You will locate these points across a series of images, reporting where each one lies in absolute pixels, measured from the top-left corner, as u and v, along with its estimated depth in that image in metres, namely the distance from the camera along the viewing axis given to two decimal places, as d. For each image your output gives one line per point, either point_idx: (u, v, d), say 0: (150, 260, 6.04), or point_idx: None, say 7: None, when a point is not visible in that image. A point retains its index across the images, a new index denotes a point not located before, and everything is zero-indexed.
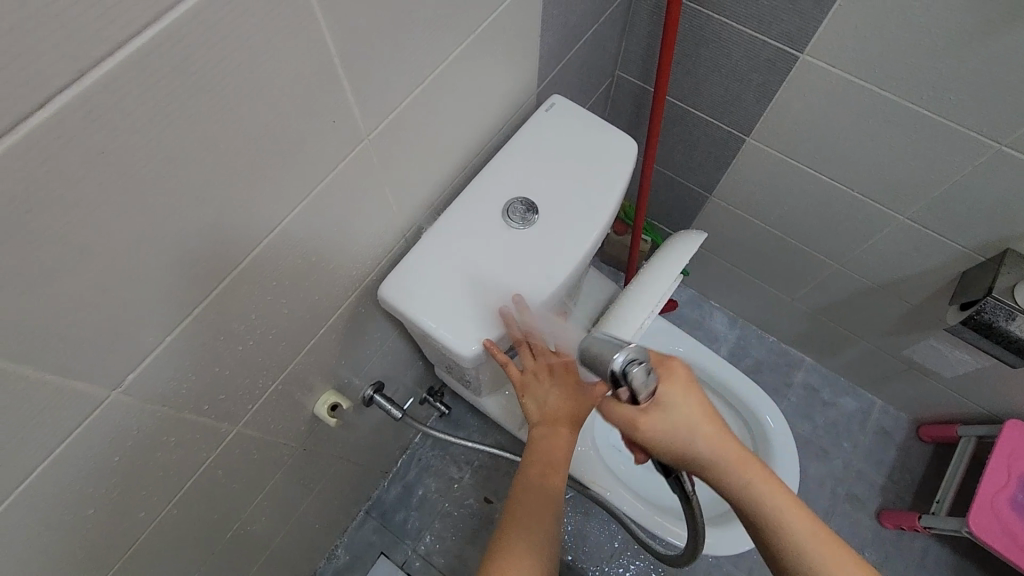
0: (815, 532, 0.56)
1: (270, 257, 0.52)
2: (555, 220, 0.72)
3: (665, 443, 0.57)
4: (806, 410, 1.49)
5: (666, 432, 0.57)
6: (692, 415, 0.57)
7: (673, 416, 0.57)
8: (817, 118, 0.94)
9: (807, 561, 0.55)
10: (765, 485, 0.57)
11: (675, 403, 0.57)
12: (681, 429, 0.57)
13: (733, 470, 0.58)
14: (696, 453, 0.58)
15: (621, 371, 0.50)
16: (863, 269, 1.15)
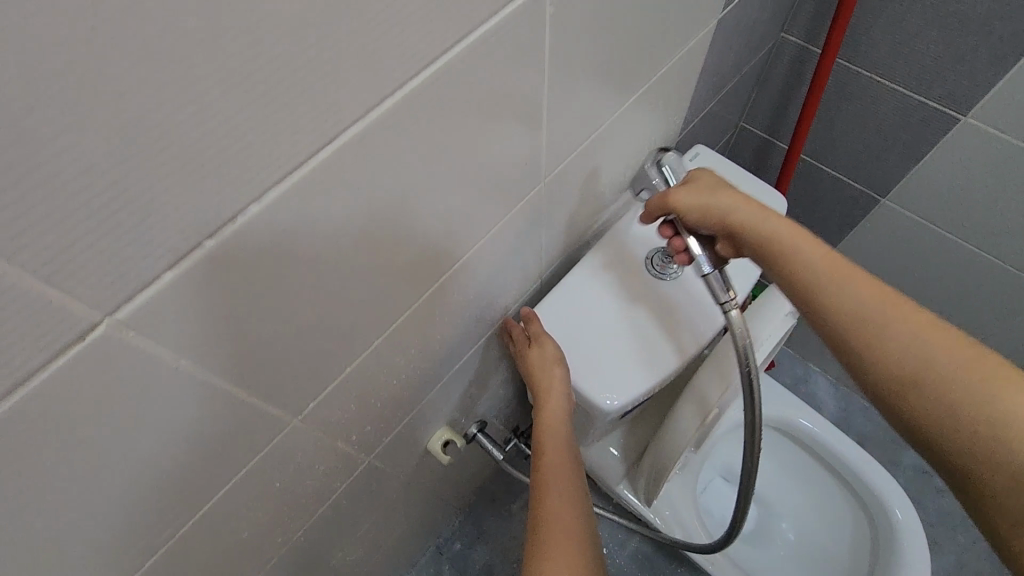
0: (903, 309, 0.46)
1: (442, 293, 0.52)
2: (698, 280, 0.71)
3: (698, 210, 0.57)
4: (917, 496, 1.36)
5: (702, 199, 0.57)
6: (729, 190, 0.57)
7: (704, 188, 0.57)
8: (971, 185, 0.88)
9: (873, 325, 0.46)
10: (809, 250, 0.52)
11: (699, 183, 0.58)
12: (711, 196, 0.56)
13: (773, 237, 0.53)
14: (728, 224, 0.56)
15: (654, 161, 0.60)
16: (1004, 347, 1.06)
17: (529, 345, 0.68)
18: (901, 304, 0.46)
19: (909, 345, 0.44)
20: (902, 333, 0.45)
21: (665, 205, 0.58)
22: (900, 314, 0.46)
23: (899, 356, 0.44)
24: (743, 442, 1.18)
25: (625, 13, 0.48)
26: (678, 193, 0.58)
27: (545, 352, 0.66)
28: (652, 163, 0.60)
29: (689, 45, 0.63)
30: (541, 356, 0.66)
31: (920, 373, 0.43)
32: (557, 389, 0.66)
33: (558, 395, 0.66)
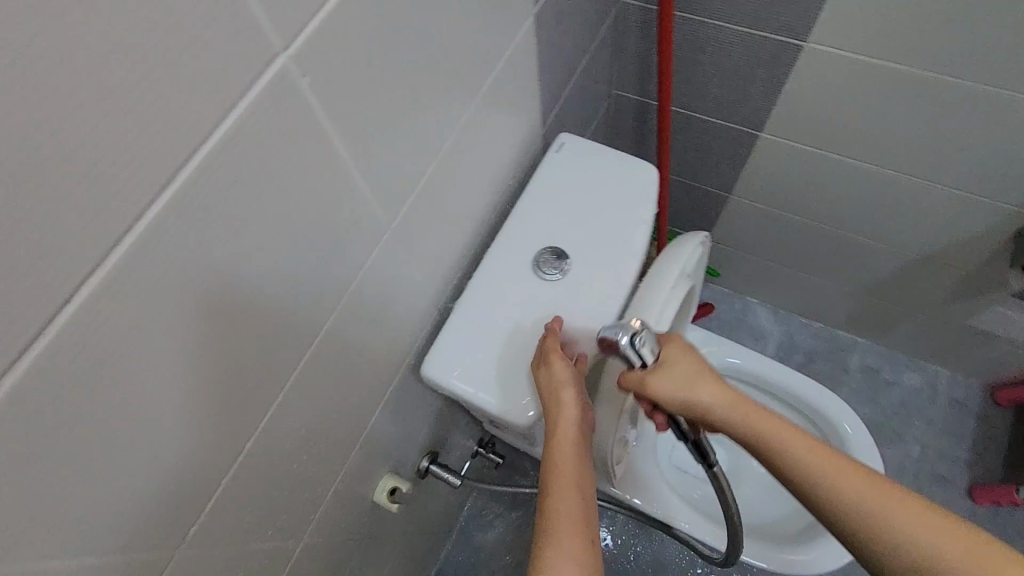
0: (864, 485, 0.53)
1: (314, 365, 0.51)
2: (590, 271, 0.71)
3: (672, 401, 0.61)
4: (870, 394, 1.42)
5: (675, 389, 0.61)
6: (699, 373, 0.61)
7: (673, 374, 0.61)
8: (830, 104, 0.91)
9: (877, 520, 0.51)
10: (767, 435, 0.58)
11: (666, 366, 0.61)
12: (687, 386, 0.61)
13: (751, 434, 0.59)
14: (698, 408, 0.61)
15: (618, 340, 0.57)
16: (906, 242, 1.10)
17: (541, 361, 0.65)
18: (871, 488, 0.53)
19: (860, 505, 0.53)
20: (852, 495, 0.53)
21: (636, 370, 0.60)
22: (847, 469, 0.54)
23: (852, 518, 0.53)
24: None
25: (414, 47, 0.46)
26: (649, 376, 0.60)
27: (558, 368, 0.63)
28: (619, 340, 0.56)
29: (513, 48, 0.62)
30: (553, 376, 0.63)
31: (884, 527, 0.51)
32: (569, 399, 0.62)
33: (572, 409, 0.61)
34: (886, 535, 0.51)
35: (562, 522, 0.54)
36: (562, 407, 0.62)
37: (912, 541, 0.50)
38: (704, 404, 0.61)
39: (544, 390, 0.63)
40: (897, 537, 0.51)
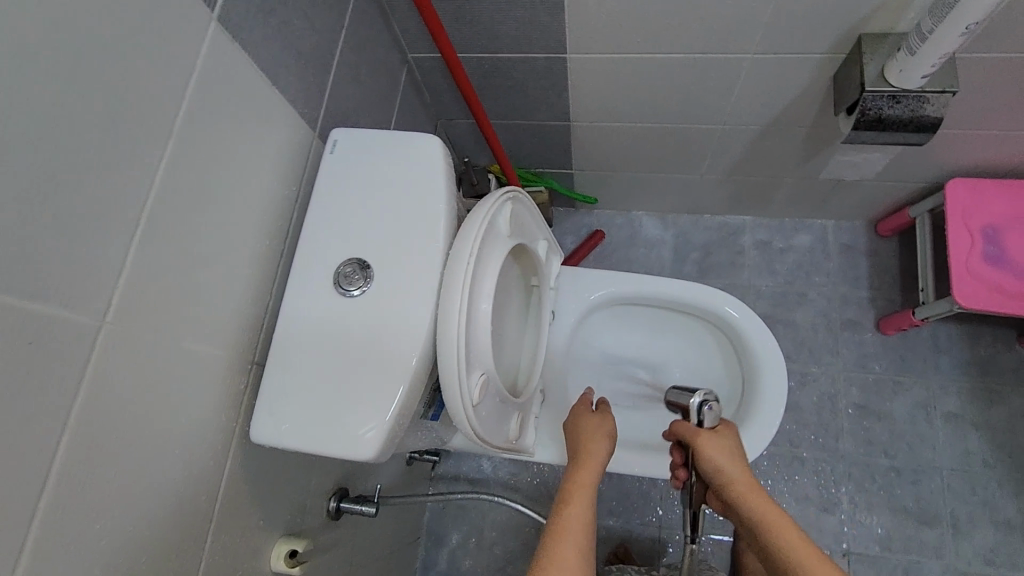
0: None
1: (69, 501, 0.43)
2: (397, 269, 0.64)
3: (715, 474, 0.76)
4: (769, 266, 1.45)
5: (716, 454, 0.76)
6: (731, 457, 0.76)
7: (716, 445, 0.77)
8: (615, 6, 0.86)
9: None
10: (770, 519, 0.72)
11: (717, 436, 0.77)
12: (720, 466, 0.75)
13: (759, 525, 0.72)
14: (721, 480, 0.76)
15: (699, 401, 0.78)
16: (745, 117, 1.09)
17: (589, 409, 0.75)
18: None
19: None
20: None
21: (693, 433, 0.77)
22: (825, 566, 0.65)
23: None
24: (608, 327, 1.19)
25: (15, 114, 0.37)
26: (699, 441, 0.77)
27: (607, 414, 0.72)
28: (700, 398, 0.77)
29: (206, 62, 0.53)
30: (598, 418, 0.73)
31: None
32: (602, 446, 0.69)
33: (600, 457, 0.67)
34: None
35: (568, 526, 0.57)
36: (597, 447, 0.68)
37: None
38: (732, 480, 0.75)
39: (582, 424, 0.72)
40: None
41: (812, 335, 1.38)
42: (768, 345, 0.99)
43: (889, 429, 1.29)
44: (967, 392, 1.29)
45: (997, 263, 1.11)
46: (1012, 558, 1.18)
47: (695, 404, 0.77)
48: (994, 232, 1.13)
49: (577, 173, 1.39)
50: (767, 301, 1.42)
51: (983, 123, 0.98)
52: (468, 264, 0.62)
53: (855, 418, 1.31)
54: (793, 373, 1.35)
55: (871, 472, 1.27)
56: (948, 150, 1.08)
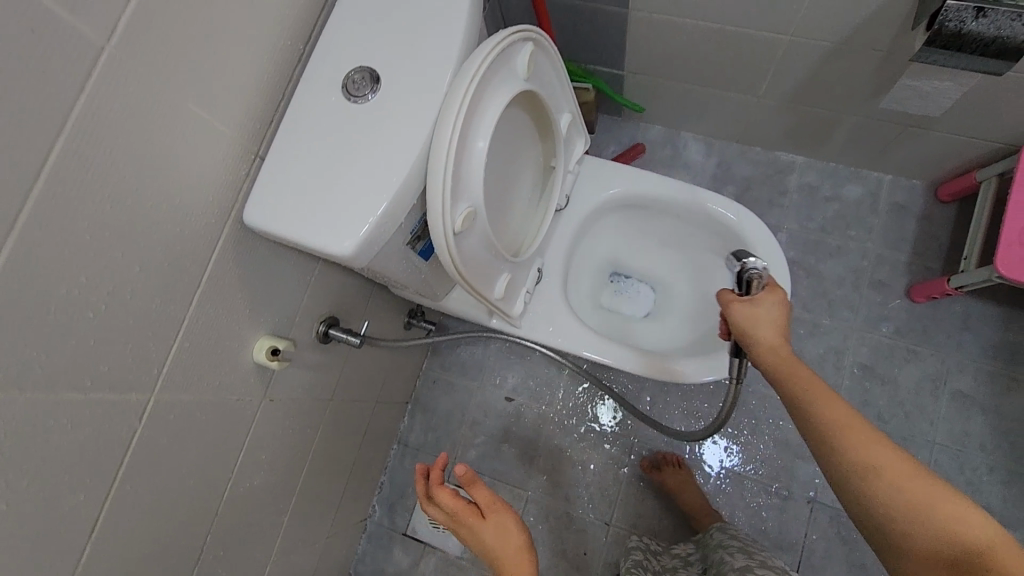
0: (915, 488, 0.53)
1: (62, 207, 0.48)
2: (402, 86, 0.64)
3: (745, 330, 0.72)
4: (809, 213, 1.38)
5: (753, 320, 0.71)
6: (779, 320, 0.71)
7: (759, 311, 0.71)
8: None
9: (910, 509, 0.53)
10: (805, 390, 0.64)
11: (763, 300, 0.72)
12: (764, 320, 0.70)
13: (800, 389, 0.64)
14: (749, 339, 0.72)
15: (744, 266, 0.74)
16: (815, 30, 1.00)
17: (484, 514, 0.71)
18: (916, 487, 0.53)
19: (901, 493, 0.54)
20: (836, 430, 0.59)
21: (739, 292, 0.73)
22: (863, 432, 0.58)
23: (846, 456, 0.57)
24: (622, 234, 1.16)
25: None
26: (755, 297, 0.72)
27: (504, 514, 0.71)
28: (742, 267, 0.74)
29: None
30: (499, 523, 0.71)
31: (910, 507, 0.53)
32: (517, 535, 0.70)
33: (512, 519, 0.71)
34: (865, 475, 0.56)
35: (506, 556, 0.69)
36: (515, 543, 0.70)
37: (869, 455, 0.56)
38: (766, 340, 0.70)
39: (490, 536, 0.70)
40: (853, 446, 0.57)
41: (835, 287, 1.33)
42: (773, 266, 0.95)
43: (888, 395, 1.25)
44: (984, 374, 1.23)
45: None
46: None
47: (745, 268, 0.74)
48: None
49: (629, 76, 1.32)
50: (797, 246, 1.37)
51: None
52: (464, 98, 0.63)
53: (856, 377, 1.27)
54: (805, 322, 1.32)
55: None
56: None
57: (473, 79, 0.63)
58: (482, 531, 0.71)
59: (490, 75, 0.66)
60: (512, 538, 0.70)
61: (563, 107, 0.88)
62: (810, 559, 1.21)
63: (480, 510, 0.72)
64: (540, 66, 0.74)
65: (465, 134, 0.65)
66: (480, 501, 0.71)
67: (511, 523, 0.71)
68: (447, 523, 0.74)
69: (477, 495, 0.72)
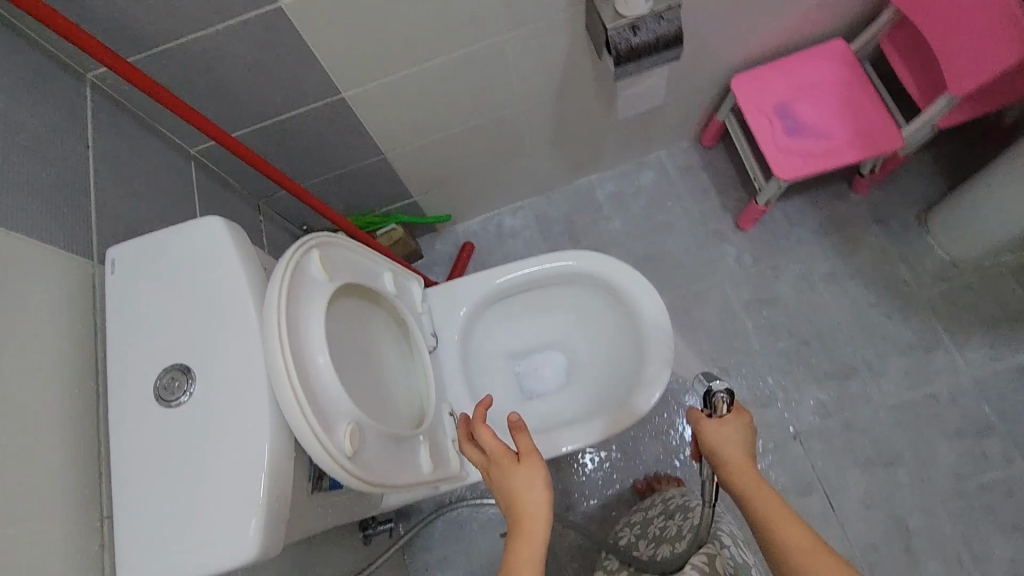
0: None
1: None
2: (218, 360, 0.61)
3: (710, 450, 0.74)
4: (629, 212, 1.51)
5: (716, 442, 0.73)
6: (742, 441, 0.73)
7: (722, 430, 0.73)
8: (362, 35, 0.87)
9: None
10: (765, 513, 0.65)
11: (731, 420, 0.74)
12: (727, 440, 0.73)
13: (756, 513, 0.66)
14: (717, 460, 0.73)
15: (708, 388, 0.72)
16: (535, 91, 1.13)
17: (519, 461, 0.69)
18: None
19: None
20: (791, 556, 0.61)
21: (703, 412, 0.74)
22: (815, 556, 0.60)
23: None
24: (498, 328, 1.17)
25: None
26: (719, 417, 0.74)
27: (537, 463, 0.68)
28: (704, 391, 0.71)
29: None
30: (531, 473, 0.68)
31: None
32: (543, 494, 0.66)
33: (538, 468, 0.68)
34: None
35: (533, 514, 0.65)
36: (536, 496, 0.66)
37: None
38: (733, 460, 0.72)
39: (517, 486, 0.67)
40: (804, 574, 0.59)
41: (689, 256, 1.45)
42: (649, 299, 1.05)
43: (784, 311, 1.37)
44: (832, 250, 1.40)
45: (799, 133, 1.21)
46: (925, 374, 1.28)
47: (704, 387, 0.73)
48: (786, 107, 1.23)
49: (420, 198, 1.38)
50: (639, 242, 1.48)
51: (724, 23, 1.09)
52: (282, 335, 0.61)
53: (753, 312, 1.38)
54: (687, 297, 1.41)
55: (785, 355, 1.34)
56: (713, 50, 1.17)
57: (283, 312, 0.62)
58: (511, 481, 0.68)
59: (297, 297, 0.65)
60: (537, 496, 0.66)
61: (381, 270, 0.90)
62: (831, 483, 1.24)
63: (516, 457, 0.70)
64: (338, 259, 0.75)
65: (303, 363, 0.63)
66: (520, 448, 0.69)
67: (535, 475, 0.67)
68: (481, 467, 0.74)
69: (519, 440, 0.69)
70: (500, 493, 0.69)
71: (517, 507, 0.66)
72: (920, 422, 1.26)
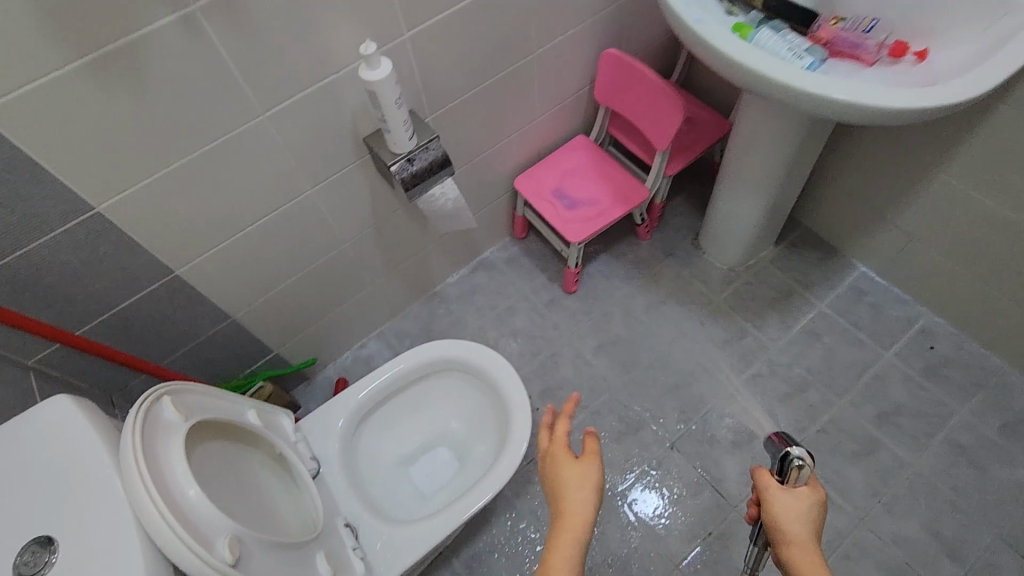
0: None
1: None
2: (78, 519, 0.63)
3: (774, 520, 0.75)
4: (477, 307, 1.71)
5: (783, 518, 0.74)
6: (807, 515, 0.75)
7: (791, 501, 0.75)
8: (183, 218, 1.01)
9: None
10: None
11: (803, 491, 0.75)
12: (797, 515, 0.74)
13: None
14: (781, 531, 0.74)
15: (786, 453, 0.72)
16: (355, 228, 1.33)
17: (580, 457, 0.82)
18: None
19: None
20: None
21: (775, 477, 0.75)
22: None
23: None
24: (379, 436, 1.25)
25: None
26: (790, 486, 0.74)
27: (592, 464, 0.80)
28: (780, 454, 0.72)
29: None
30: (585, 476, 0.80)
31: None
32: (586, 506, 0.77)
33: (593, 478, 0.79)
34: None
35: (573, 501, 0.78)
36: (580, 497, 0.78)
37: None
38: (796, 531, 0.74)
39: (566, 480, 0.80)
40: None
41: (537, 327, 1.66)
42: (494, 359, 1.18)
43: (626, 345, 1.60)
44: (643, 286, 1.69)
45: (576, 206, 1.53)
46: (745, 358, 1.55)
47: (785, 456, 0.72)
48: (560, 191, 1.55)
49: (282, 349, 1.46)
50: (492, 329, 1.67)
51: (487, 143, 1.40)
52: (143, 475, 0.65)
53: (602, 355, 1.59)
54: (546, 361, 1.60)
55: (639, 381, 1.54)
56: (488, 164, 1.47)
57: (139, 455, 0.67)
58: (565, 473, 0.80)
59: (152, 440, 0.70)
60: (582, 496, 0.78)
61: (244, 409, 0.96)
62: (713, 474, 1.42)
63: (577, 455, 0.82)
64: (191, 404, 0.81)
65: (170, 496, 0.67)
66: (586, 449, 0.82)
67: (587, 481, 0.79)
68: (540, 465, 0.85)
69: (587, 445, 0.82)
70: (549, 485, 0.82)
71: (564, 495, 0.79)
72: (757, 397, 1.49)
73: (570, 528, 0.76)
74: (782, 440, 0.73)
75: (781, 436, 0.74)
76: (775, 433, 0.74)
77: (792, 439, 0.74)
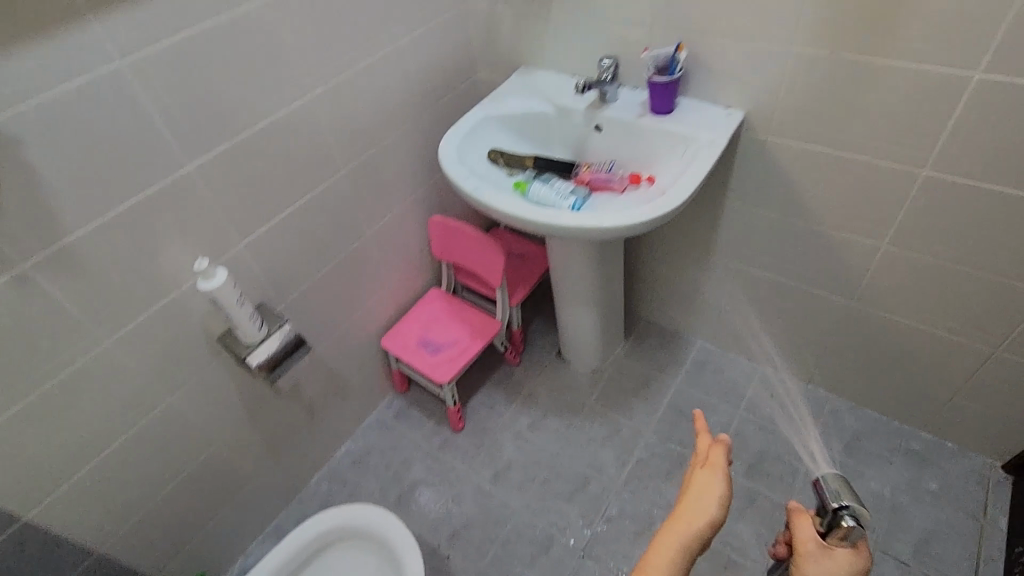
0: None
1: None
2: None
3: None
4: (372, 470, 1.72)
5: None
6: None
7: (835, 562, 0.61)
8: (27, 460, 1.01)
9: None
10: None
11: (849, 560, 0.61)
12: None
13: None
14: None
15: (833, 506, 0.60)
16: (225, 424, 1.36)
17: (707, 460, 0.71)
18: None
19: None
20: None
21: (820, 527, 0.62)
22: None
23: None
24: None
25: None
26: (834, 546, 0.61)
27: (718, 469, 0.69)
28: (831, 508, 0.60)
29: None
30: (711, 482, 0.69)
31: None
32: (711, 508, 0.67)
33: (717, 484, 0.68)
34: None
35: (683, 511, 0.68)
36: (693, 506, 0.68)
37: None
38: None
39: (697, 481, 0.70)
40: None
41: (433, 474, 1.69)
42: (378, 514, 1.21)
43: (519, 468, 1.67)
44: (524, 407, 1.81)
45: (439, 350, 1.67)
46: (627, 449, 1.67)
47: (837, 510, 0.60)
48: (423, 340, 1.70)
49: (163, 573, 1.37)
50: (390, 489, 1.68)
51: (343, 316, 1.54)
52: None
53: (500, 484, 1.64)
54: (448, 506, 1.62)
55: (539, 500, 1.60)
56: (350, 333, 1.60)
57: None
58: (694, 477, 0.70)
59: None
60: (699, 504, 0.68)
61: None
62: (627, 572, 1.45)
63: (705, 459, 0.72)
64: None
65: None
66: (711, 450, 0.72)
67: (709, 490, 0.68)
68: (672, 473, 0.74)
69: (713, 447, 0.72)
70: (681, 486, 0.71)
71: (686, 500, 0.69)
72: (646, 482, 1.60)
73: (673, 540, 0.66)
74: (832, 484, 0.61)
75: (828, 476, 0.62)
76: (823, 473, 0.63)
77: (854, 489, 0.61)
